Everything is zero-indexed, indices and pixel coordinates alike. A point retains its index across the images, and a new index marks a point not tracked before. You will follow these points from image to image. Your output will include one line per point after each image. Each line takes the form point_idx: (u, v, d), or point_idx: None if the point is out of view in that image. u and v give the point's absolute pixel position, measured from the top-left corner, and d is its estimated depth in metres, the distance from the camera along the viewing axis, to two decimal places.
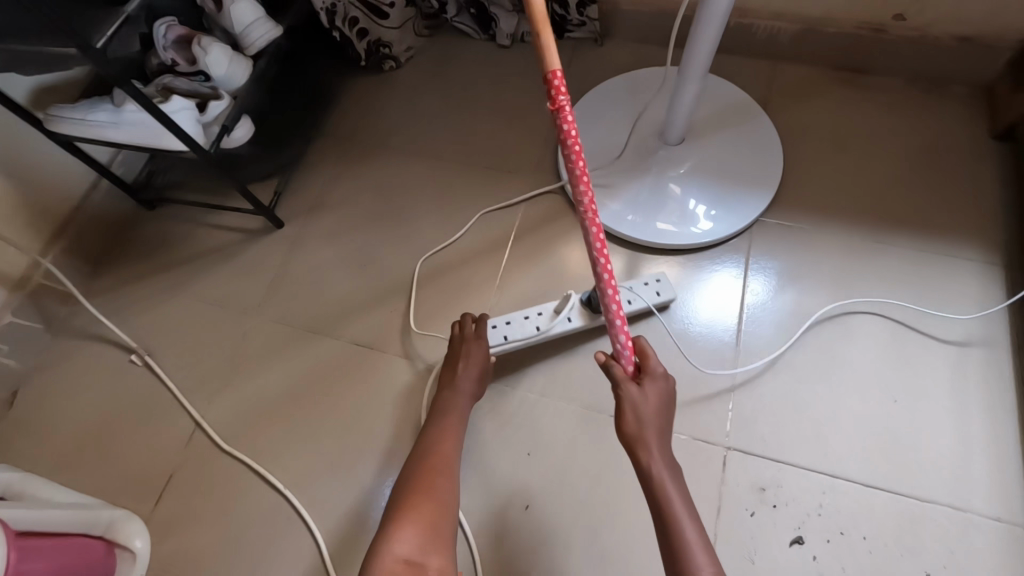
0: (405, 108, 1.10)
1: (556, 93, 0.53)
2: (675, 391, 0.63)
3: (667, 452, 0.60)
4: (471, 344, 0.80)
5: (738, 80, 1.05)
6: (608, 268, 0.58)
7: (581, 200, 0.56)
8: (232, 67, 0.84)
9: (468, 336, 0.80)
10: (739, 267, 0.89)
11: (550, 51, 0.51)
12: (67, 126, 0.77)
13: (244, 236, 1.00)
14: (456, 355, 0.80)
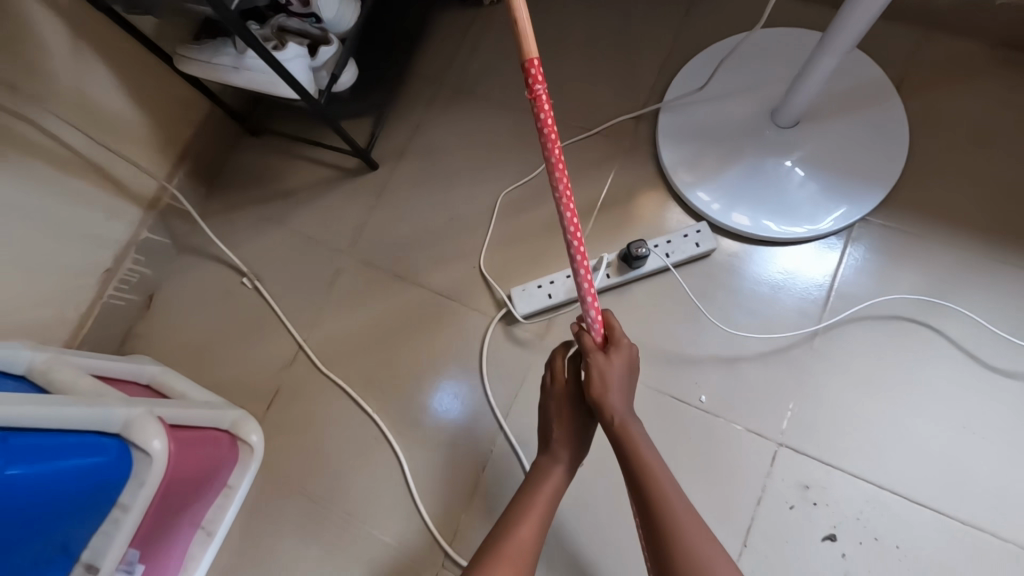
0: (500, 52, 1.06)
1: (533, 81, 0.49)
2: (639, 359, 0.63)
3: (632, 408, 0.62)
4: (564, 395, 0.67)
5: (873, 48, 0.93)
6: (581, 244, 0.56)
7: (558, 186, 0.53)
8: (342, 10, 0.84)
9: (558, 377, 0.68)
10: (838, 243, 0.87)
11: (528, 39, 0.47)
12: (194, 68, 0.81)
13: (340, 173, 1.05)
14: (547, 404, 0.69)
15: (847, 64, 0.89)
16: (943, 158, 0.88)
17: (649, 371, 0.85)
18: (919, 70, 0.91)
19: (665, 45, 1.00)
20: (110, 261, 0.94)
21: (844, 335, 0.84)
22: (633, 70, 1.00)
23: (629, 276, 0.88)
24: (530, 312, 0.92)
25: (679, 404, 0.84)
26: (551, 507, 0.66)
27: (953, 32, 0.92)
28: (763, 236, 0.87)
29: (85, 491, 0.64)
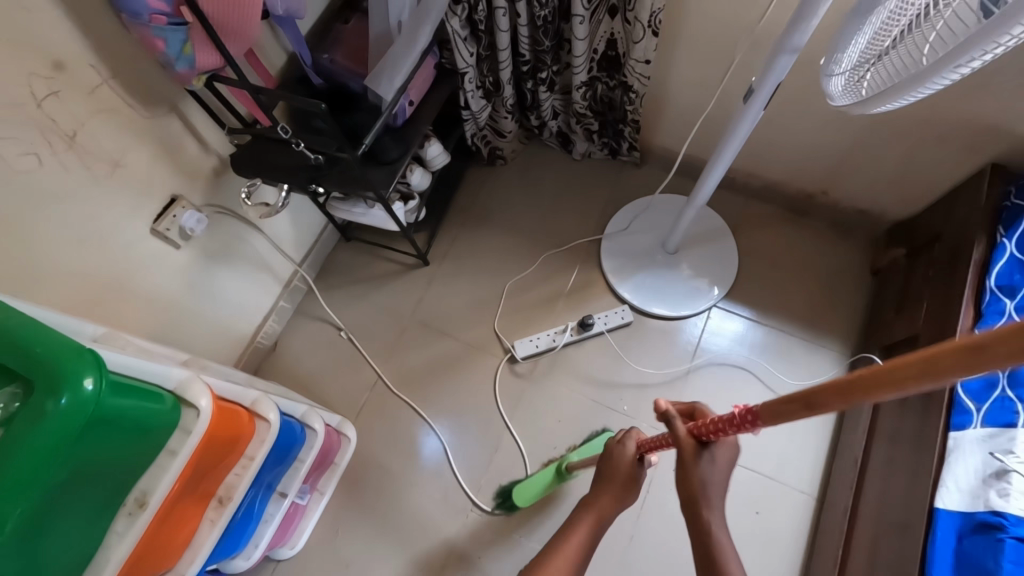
0: (506, 194, 1.71)
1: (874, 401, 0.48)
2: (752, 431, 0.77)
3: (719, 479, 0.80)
4: (632, 462, 0.96)
5: (723, 207, 1.61)
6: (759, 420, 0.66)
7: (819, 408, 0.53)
8: (422, 178, 1.45)
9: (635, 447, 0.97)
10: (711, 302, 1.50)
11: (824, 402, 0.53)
12: (341, 212, 1.42)
13: (404, 266, 1.65)
14: (613, 460, 0.97)
15: (709, 218, 1.56)
16: (765, 272, 1.53)
17: (595, 391, 1.46)
18: (752, 221, 1.59)
19: (609, 197, 1.67)
20: (261, 319, 1.49)
21: (706, 371, 1.45)
22: (587, 211, 1.66)
23: (583, 335, 1.50)
24: (524, 355, 1.50)
25: (612, 411, 1.44)
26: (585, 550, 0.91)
27: (767, 200, 1.60)
28: (662, 314, 1.50)
29: (292, 444, 1.17)
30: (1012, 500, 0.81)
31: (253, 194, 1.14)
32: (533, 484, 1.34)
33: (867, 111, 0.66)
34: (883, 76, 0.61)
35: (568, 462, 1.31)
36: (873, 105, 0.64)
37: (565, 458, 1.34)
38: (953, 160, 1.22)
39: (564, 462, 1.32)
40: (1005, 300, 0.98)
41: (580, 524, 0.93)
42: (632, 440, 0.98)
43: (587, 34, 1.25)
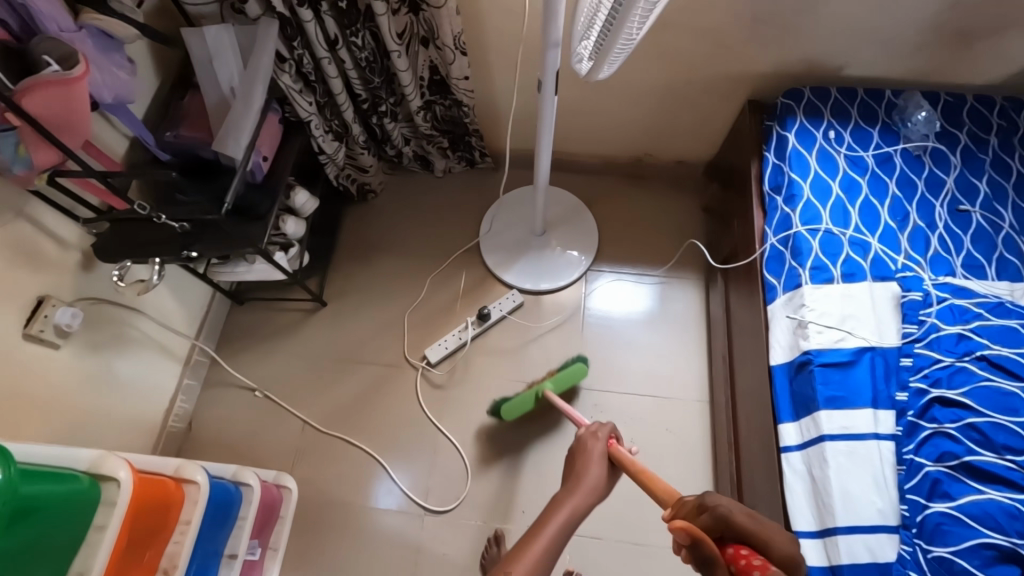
0: (384, 222, 1.83)
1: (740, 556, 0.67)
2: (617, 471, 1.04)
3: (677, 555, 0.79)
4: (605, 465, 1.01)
5: (574, 185, 1.83)
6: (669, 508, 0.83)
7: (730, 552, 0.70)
8: (297, 226, 1.53)
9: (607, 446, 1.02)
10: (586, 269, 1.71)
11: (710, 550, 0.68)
12: (224, 274, 1.46)
13: (304, 313, 1.70)
14: (585, 448, 1.03)
15: (565, 196, 1.76)
16: (622, 229, 1.77)
17: (509, 372, 1.60)
18: (600, 190, 1.82)
19: (475, 201, 1.84)
20: (167, 401, 1.49)
21: (597, 325, 1.65)
22: (461, 218, 1.82)
23: (484, 326, 1.64)
24: (437, 359, 1.61)
25: (528, 384, 1.58)
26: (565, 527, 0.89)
27: (608, 171, 1.84)
28: (566, 282, 1.68)
29: (229, 505, 1.18)
30: (812, 339, 1.05)
31: (125, 276, 1.15)
32: (515, 408, 1.44)
33: (616, 63, 0.88)
34: (604, 36, 0.82)
35: (547, 390, 1.43)
36: (618, 56, 0.86)
37: (542, 385, 1.46)
38: (725, 104, 1.52)
39: (542, 389, 1.45)
40: (777, 198, 1.25)
41: (565, 501, 0.93)
42: (604, 437, 1.04)
43: (409, 66, 1.40)
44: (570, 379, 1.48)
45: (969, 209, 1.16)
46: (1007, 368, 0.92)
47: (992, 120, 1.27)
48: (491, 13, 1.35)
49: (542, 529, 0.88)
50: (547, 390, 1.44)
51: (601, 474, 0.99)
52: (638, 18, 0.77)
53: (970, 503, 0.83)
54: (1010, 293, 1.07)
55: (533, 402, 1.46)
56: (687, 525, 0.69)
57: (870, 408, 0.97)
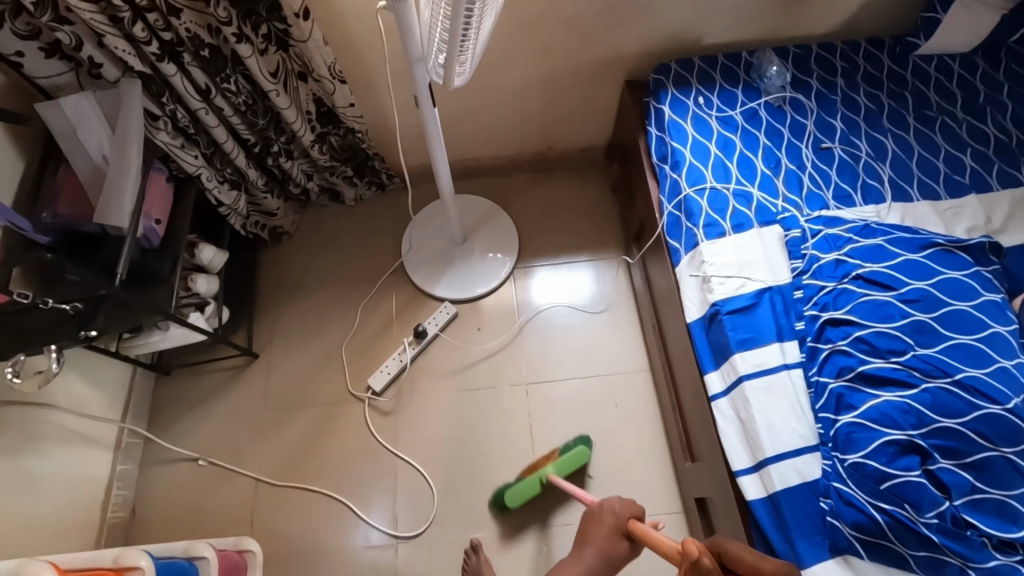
0: (303, 261, 1.80)
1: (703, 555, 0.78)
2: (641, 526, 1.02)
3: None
4: (620, 539, 1.02)
5: (486, 189, 1.86)
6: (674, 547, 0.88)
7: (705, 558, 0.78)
8: (209, 282, 1.48)
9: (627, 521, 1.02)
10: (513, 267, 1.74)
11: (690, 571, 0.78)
12: (139, 347, 1.39)
13: (236, 370, 1.64)
14: (599, 527, 1.03)
15: (478, 201, 1.79)
16: (539, 223, 1.81)
17: (456, 383, 1.61)
18: (511, 189, 1.86)
19: (392, 222, 1.84)
20: (102, 493, 1.40)
21: (534, 319, 1.68)
22: (380, 242, 1.81)
23: (423, 343, 1.64)
24: (382, 386, 1.59)
25: (477, 390, 1.59)
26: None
27: (516, 169, 1.88)
28: (497, 284, 1.71)
29: None
30: (717, 291, 1.12)
31: (22, 370, 1.08)
32: (518, 495, 1.40)
33: (467, 66, 0.91)
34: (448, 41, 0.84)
35: (550, 475, 1.38)
36: (467, 58, 0.89)
37: (545, 470, 1.40)
38: (605, 88, 1.59)
39: (546, 474, 1.39)
40: (665, 167, 1.32)
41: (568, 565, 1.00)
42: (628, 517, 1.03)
43: (291, 102, 1.39)
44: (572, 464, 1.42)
45: (831, 146, 1.28)
46: (880, 281, 1.00)
47: (836, 64, 1.39)
48: (362, 38, 1.36)
49: None
50: (551, 475, 1.38)
51: (621, 550, 1.01)
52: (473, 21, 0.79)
53: (869, 408, 0.90)
54: (876, 214, 1.18)
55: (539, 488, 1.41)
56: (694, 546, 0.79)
57: (777, 342, 1.05)
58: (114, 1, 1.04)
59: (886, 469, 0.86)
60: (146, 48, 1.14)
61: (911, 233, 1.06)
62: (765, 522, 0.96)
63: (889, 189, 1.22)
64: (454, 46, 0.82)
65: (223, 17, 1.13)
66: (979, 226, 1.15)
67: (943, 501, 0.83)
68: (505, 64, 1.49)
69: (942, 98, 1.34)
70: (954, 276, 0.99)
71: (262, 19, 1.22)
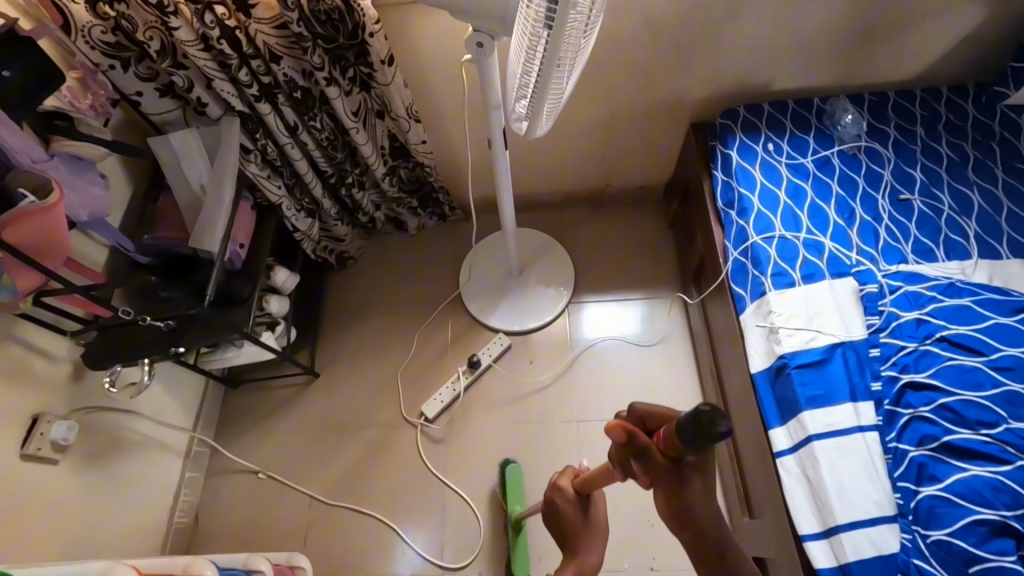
0: (366, 286, 1.87)
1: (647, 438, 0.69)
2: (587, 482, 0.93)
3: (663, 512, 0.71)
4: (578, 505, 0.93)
5: (543, 223, 1.89)
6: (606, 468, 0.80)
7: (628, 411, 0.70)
8: (281, 303, 1.58)
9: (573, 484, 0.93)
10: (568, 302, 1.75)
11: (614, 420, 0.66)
12: (215, 362, 1.48)
13: (298, 387, 1.72)
14: (560, 514, 0.93)
15: (535, 235, 1.82)
16: (595, 258, 1.82)
17: (507, 415, 1.62)
18: (568, 223, 1.88)
19: (451, 252, 1.90)
20: (172, 499, 1.49)
21: (587, 356, 1.67)
22: (439, 271, 1.87)
23: (476, 373, 1.66)
24: (435, 413, 1.62)
25: (527, 424, 1.60)
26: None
27: (574, 205, 1.91)
28: (551, 318, 1.72)
29: None
30: (785, 343, 1.10)
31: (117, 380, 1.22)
32: (523, 560, 1.39)
33: (549, 118, 0.95)
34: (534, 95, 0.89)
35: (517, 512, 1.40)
36: (550, 110, 0.93)
37: (512, 515, 1.41)
38: (669, 129, 1.61)
39: (513, 518, 1.39)
40: (731, 213, 1.31)
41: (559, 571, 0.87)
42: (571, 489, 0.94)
43: (368, 138, 1.47)
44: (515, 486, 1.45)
45: (910, 197, 1.23)
46: (967, 345, 0.94)
47: (916, 113, 1.35)
48: (437, 82, 1.43)
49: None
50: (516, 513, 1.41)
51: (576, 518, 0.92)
52: (560, 76, 0.84)
53: (956, 481, 0.85)
54: (961, 271, 1.13)
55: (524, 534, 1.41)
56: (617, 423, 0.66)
57: (850, 402, 1.00)
58: (226, 51, 1.15)
59: (975, 550, 0.80)
60: (247, 90, 1.24)
61: (1003, 295, 1.00)
62: None
63: (975, 245, 1.16)
64: (540, 99, 0.87)
65: (317, 63, 1.23)
66: None
67: None
68: (571, 106, 1.53)
69: None
70: None
71: (349, 64, 1.30)
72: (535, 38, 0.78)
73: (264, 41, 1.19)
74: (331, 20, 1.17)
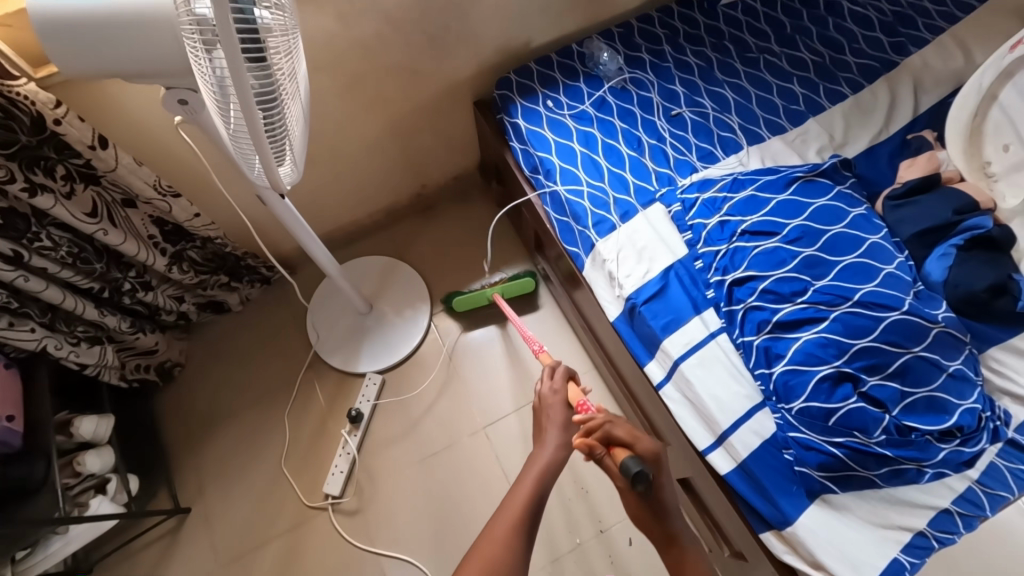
0: (208, 388, 1.62)
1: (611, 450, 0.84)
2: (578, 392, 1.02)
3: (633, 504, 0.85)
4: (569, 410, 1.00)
5: (376, 246, 1.77)
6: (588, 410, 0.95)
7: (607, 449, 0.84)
8: (103, 457, 1.30)
9: (563, 390, 1.02)
10: (431, 317, 1.67)
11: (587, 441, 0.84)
12: (38, 564, 1.18)
13: (172, 533, 1.46)
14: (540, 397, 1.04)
15: (372, 262, 1.70)
16: (440, 261, 1.74)
17: (414, 453, 1.52)
18: (402, 237, 1.78)
19: (290, 314, 1.70)
20: None
21: (468, 359, 1.62)
22: (285, 339, 1.67)
23: (363, 426, 1.54)
24: (340, 489, 1.47)
25: (436, 452, 1.52)
26: (549, 472, 0.92)
27: (400, 217, 1.81)
28: (420, 339, 1.63)
29: None
30: (627, 285, 1.13)
31: None
32: (464, 301, 1.56)
33: (306, 147, 0.83)
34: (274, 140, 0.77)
35: (495, 294, 1.54)
36: (298, 148, 0.81)
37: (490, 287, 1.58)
38: (456, 114, 1.56)
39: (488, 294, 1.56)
40: (539, 177, 1.31)
41: (540, 453, 0.95)
42: (560, 382, 1.03)
43: (126, 234, 1.22)
44: (516, 284, 1.59)
45: (680, 112, 1.32)
46: (763, 231, 1.05)
47: (658, 33, 1.45)
48: (180, 146, 1.22)
49: (519, 484, 0.91)
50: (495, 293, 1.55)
51: (563, 414, 0.99)
52: (290, 108, 0.73)
53: (796, 351, 0.94)
54: (739, 162, 1.23)
55: (484, 302, 1.59)
56: (585, 440, 0.84)
57: (696, 315, 1.06)
58: None
59: (829, 405, 0.90)
60: None
61: (774, 175, 1.13)
62: (744, 492, 0.97)
63: (743, 135, 1.28)
64: (283, 139, 0.75)
65: (1, 176, 0.98)
66: (827, 146, 1.24)
67: (884, 417, 0.88)
68: (347, 121, 1.41)
69: (758, 38, 1.43)
70: (822, 204, 1.06)
71: (53, 161, 1.05)
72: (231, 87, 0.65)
73: None
74: None
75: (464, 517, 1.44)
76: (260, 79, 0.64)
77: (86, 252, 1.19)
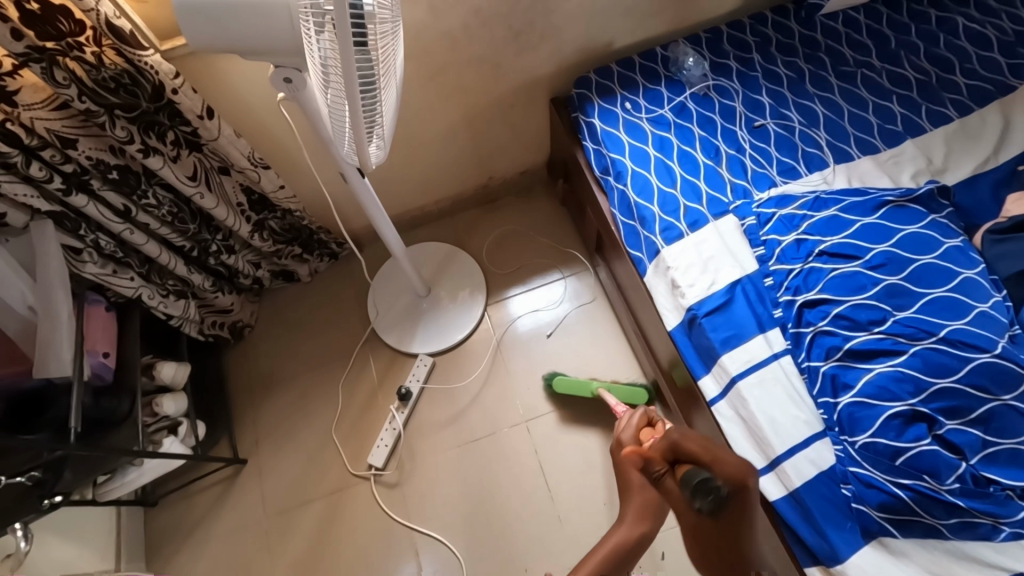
0: (273, 350, 1.73)
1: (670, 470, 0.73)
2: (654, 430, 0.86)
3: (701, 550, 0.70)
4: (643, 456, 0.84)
5: (439, 233, 1.82)
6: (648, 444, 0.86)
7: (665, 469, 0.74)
8: (178, 402, 1.42)
9: (636, 433, 0.86)
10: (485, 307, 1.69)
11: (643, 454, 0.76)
12: (115, 490, 1.30)
13: (228, 480, 1.57)
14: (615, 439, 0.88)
15: (434, 248, 1.75)
16: (500, 254, 1.77)
17: (456, 437, 1.55)
18: (466, 227, 1.82)
19: (352, 289, 1.78)
20: None
21: (517, 352, 1.63)
22: (346, 312, 1.75)
23: (410, 404, 1.59)
24: (383, 461, 1.53)
25: (477, 439, 1.55)
26: (615, 553, 0.80)
27: (466, 207, 1.85)
28: (472, 327, 1.66)
29: None
30: (689, 296, 1.10)
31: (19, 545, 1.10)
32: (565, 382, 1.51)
33: (393, 131, 0.87)
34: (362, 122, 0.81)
35: (598, 387, 1.46)
36: (386, 131, 0.85)
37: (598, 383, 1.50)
38: (532, 110, 1.58)
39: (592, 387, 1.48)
40: (609, 178, 1.30)
41: (612, 532, 0.81)
42: (634, 425, 0.88)
43: (219, 200, 1.32)
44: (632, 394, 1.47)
45: (763, 123, 1.28)
46: (843, 253, 1.00)
47: (748, 40, 1.40)
48: (273, 122, 1.31)
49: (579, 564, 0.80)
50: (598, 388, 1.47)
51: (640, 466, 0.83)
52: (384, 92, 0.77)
53: (866, 383, 0.89)
54: (822, 180, 1.18)
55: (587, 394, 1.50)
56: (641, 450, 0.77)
57: (760, 334, 1.03)
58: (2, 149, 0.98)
59: (897, 443, 0.85)
60: (49, 185, 1.07)
61: (861, 196, 1.07)
62: (794, 523, 0.92)
63: (829, 153, 1.22)
64: (374, 120, 0.79)
65: (122, 136, 1.08)
66: (923, 171, 1.16)
67: (960, 464, 0.82)
68: (427, 111, 1.46)
69: (857, 52, 1.35)
70: (913, 231, 1.00)
71: (165, 127, 1.15)
72: (336, 67, 0.69)
73: (46, 127, 1.03)
74: (122, 85, 1.03)
75: (498, 505, 1.46)
76: (361, 63, 0.68)
77: (183, 213, 1.30)
